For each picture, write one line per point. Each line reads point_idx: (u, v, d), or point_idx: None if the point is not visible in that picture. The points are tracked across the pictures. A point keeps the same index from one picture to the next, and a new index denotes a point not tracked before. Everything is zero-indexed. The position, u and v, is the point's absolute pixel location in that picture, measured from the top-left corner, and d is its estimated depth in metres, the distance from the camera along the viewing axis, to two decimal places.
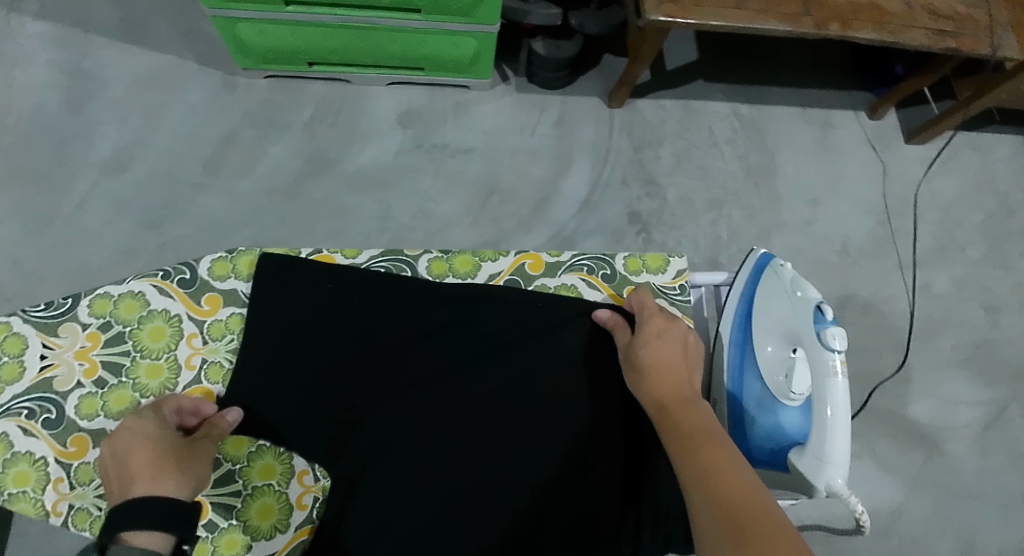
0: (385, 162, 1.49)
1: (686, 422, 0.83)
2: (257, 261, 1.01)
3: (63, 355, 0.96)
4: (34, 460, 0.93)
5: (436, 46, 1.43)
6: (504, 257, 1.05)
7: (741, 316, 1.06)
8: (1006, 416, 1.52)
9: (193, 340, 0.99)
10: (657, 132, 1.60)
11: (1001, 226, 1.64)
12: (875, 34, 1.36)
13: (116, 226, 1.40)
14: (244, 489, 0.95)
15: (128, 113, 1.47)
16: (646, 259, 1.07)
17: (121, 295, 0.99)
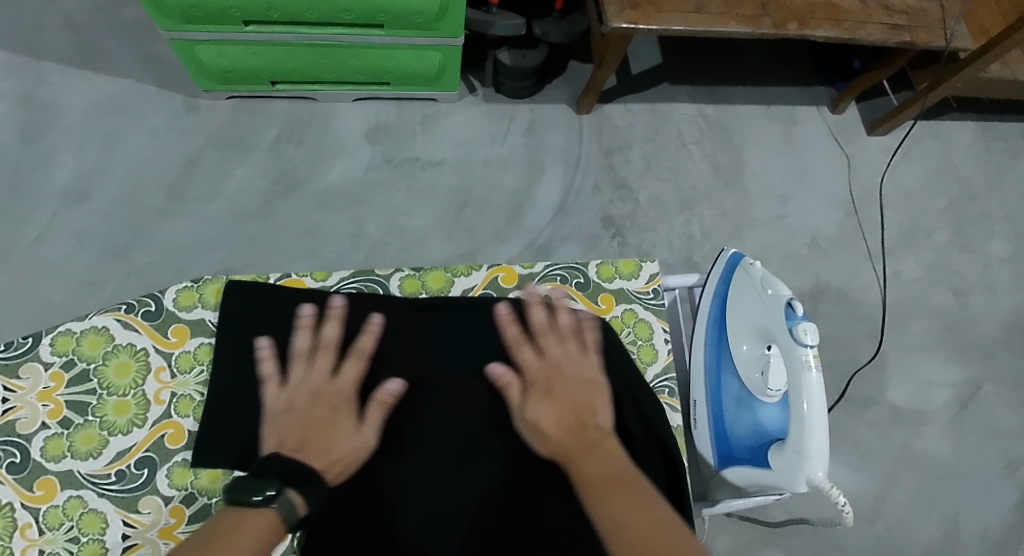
0: (355, 178, 1.49)
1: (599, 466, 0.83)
2: (223, 289, 1.01)
3: (25, 397, 0.95)
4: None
5: (401, 60, 1.43)
6: (477, 271, 1.06)
7: (716, 317, 1.08)
8: (980, 396, 1.55)
9: (161, 374, 0.98)
10: (625, 136, 1.61)
11: (965, 211, 1.68)
12: (832, 31, 1.38)
13: (81, 256, 1.39)
14: None
15: (86, 141, 1.46)
16: (619, 266, 1.08)
17: (83, 332, 0.97)
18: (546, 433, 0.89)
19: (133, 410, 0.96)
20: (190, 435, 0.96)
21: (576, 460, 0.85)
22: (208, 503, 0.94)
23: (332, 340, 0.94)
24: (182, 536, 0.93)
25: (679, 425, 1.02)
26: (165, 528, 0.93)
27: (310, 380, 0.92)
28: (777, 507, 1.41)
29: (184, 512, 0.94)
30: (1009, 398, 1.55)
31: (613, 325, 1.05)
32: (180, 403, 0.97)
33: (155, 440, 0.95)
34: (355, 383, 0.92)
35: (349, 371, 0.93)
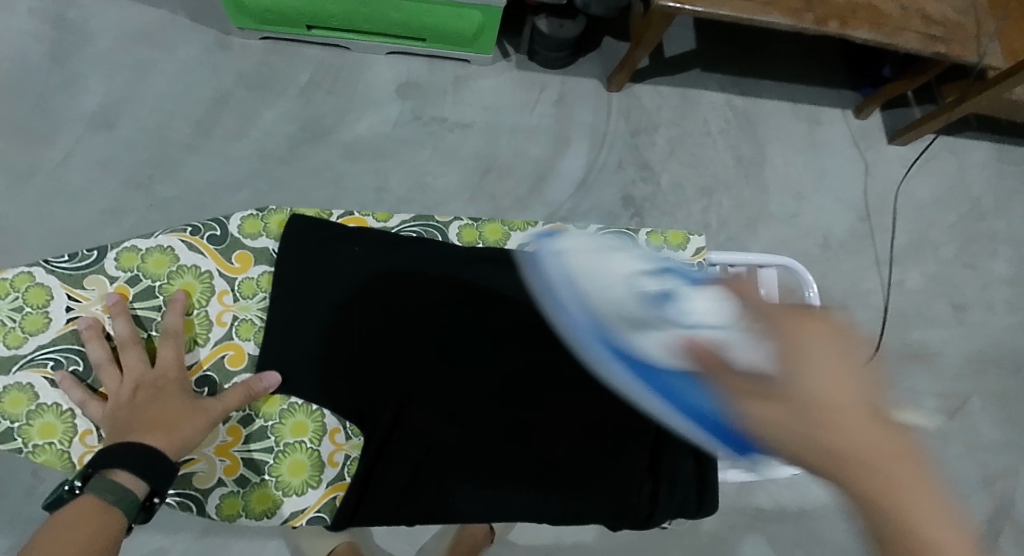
0: (382, 132, 1.48)
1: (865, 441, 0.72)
2: (288, 221, 1.03)
3: (90, 307, 0.97)
4: (60, 411, 0.94)
5: (441, 18, 1.42)
6: (534, 227, 1.08)
7: (598, 330, 0.93)
8: (968, 410, 1.58)
9: (224, 297, 1.01)
10: (653, 119, 1.62)
11: (972, 229, 1.69)
12: (871, 34, 1.37)
13: (103, 184, 1.37)
14: (276, 446, 0.97)
15: (116, 68, 1.43)
16: (667, 235, 1.09)
17: (149, 249, 1.00)
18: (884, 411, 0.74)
19: (196, 329, 0.99)
20: (251, 359, 1.00)
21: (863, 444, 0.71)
22: (265, 425, 0.98)
23: (173, 327, 0.96)
24: (238, 454, 0.97)
25: None
26: (221, 445, 0.96)
27: (134, 373, 0.92)
28: (764, 494, 1.43)
29: (240, 432, 0.97)
30: (996, 415, 1.58)
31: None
32: (241, 326, 1.00)
33: (216, 359, 0.99)
34: (173, 363, 0.94)
35: (166, 354, 0.94)
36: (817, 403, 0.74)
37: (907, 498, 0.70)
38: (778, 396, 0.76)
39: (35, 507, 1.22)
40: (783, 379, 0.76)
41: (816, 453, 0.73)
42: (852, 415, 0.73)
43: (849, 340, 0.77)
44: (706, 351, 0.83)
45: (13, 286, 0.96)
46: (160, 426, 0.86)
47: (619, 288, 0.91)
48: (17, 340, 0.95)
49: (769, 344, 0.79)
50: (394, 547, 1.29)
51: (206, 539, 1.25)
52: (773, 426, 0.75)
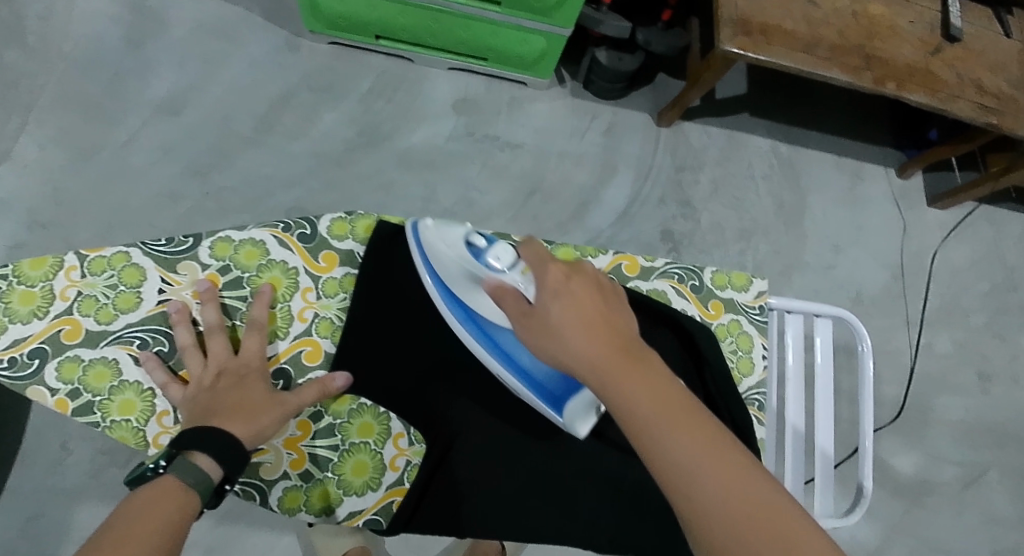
0: (435, 145, 1.51)
1: (648, 391, 0.70)
2: (376, 227, 0.99)
3: (181, 292, 0.93)
4: (140, 390, 0.90)
5: (507, 41, 1.45)
6: (603, 255, 1.03)
7: (448, 291, 0.93)
8: (984, 481, 1.57)
9: (308, 294, 0.96)
10: (699, 157, 1.64)
11: (1004, 299, 1.69)
12: (926, 98, 1.38)
13: (163, 168, 1.41)
14: (341, 444, 0.93)
15: (187, 57, 1.47)
16: (732, 276, 1.06)
17: (242, 241, 0.96)
18: (554, 353, 0.75)
19: (278, 323, 0.95)
20: (327, 356, 0.95)
21: (628, 388, 0.70)
22: (334, 423, 0.94)
23: (258, 320, 0.92)
24: (305, 448, 0.92)
25: (762, 439, 1.00)
26: (290, 439, 0.92)
27: (213, 360, 0.89)
28: None
29: (310, 427, 0.93)
30: (1013, 489, 1.58)
31: (718, 332, 1.03)
32: (320, 324, 0.96)
33: (293, 354, 0.94)
34: (257, 354, 0.90)
35: (250, 345, 0.90)
36: (560, 322, 0.74)
37: (652, 415, 0.69)
38: (533, 317, 0.77)
39: (64, 477, 1.24)
40: (540, 307, 0.76)
41: (577, 369, 0.73)
42: (597, 333, 0.73)
43: (604, 284, 0.78)
44: (511, 295, 0.80)
45: (110, 264, 0.92)
46: (241, 413, 0.84)
47: (451, 258, 0.89)
48: (108, 317, 0.91)
49: (542, 275, 0.78)
50: (396, 549, 1.29)
51: (223, 526, 1.25)
52: (535, 341, 0.77)
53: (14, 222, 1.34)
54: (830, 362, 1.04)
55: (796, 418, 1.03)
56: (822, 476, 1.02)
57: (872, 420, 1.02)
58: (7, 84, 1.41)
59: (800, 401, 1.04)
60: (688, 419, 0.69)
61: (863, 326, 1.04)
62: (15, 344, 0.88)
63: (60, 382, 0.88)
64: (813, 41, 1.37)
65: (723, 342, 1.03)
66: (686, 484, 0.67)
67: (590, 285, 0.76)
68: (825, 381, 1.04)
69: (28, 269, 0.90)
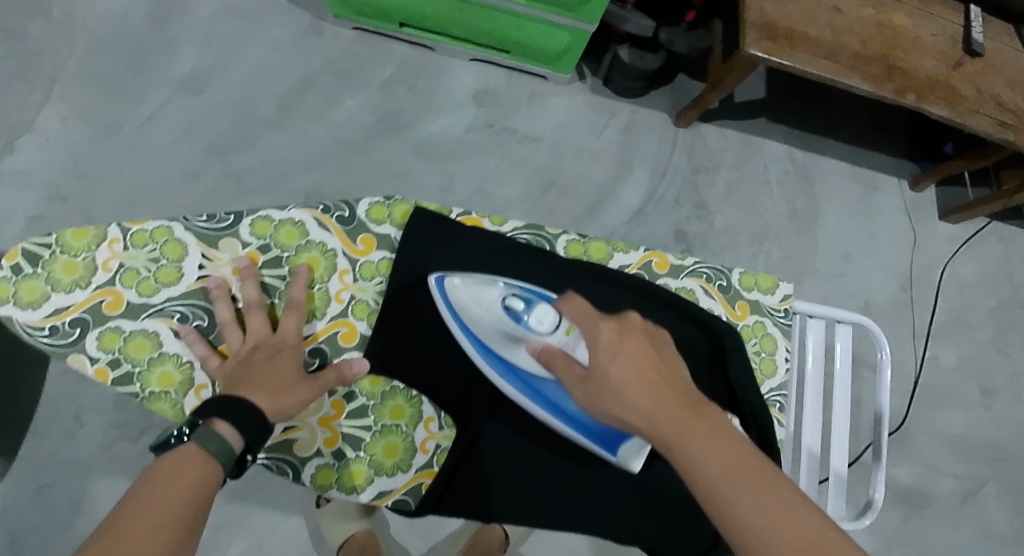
0: (455, 135, 1.52)
1: (705, 436, 0.74)
2: (413, 213, 0.99)
3: (221, 269, 0.94)
4: (180, 362, 0.91)
5: (531, 34, 1.45)
6: (635, 250, 1.04)
7: (483, 346, 0.92)
8: (982, 494, 1.58)
9: (345, 276, 0.97)
10: (715, 160, 1.64)
11: (1010, 316, 1.70)
12: (946, 111, 1.38)
13: (182, 146, 1.41)
14: (373, 425, 0.94)
15: (210, 35, 1.47)
16: (759, 278, 1.06)
17: (282, 221, 0.96)
18: (616, 412, 0.79)
19: (316, 303, 0.96)
20: (362, 338, 0.96)
21: (684, 437, 0.74)
22: (366, 403, 0.94)
23: (297, 300, 0.93)
24: (338, 428, 0.93)
25: (782, 440, 1.01)
26: (324, 417, 0.93)
27: (252, 336, 0.90)
28: None
29: (343, 407, 0.93)
30: (1010, 504, 1.59)
31: (743, 333, 1.04)
32: (357, 306, 0.97)
33: (330, 334, 0.95)
34: (294, 333, 0.91)
35: (288, 324, 0.91)
36: (620, 380, 0.78)
37: (714, 461, 0.72)
38: (590, 379, 0.81)
39: (74, 450, 1.25)
40: (596, 366, 0.80)
41: (636, 424, 0.77)
42: (653, 389, 0.77)
43: (654, 338, 0.83)
44: (563, 358, 0.85)
45: (152, 238, 0.93)
46: (267, 388, 0.84)
47: (488, 317, 0.91)
48: (149, 290, 0.92)
49: (593, 334, 0.82)
50: (411, 545, 1.29)
51: (232, 505, 1.26)
52: (594, 402, 0.81)
53: (31, 193, 1.34)
54: (850, 368, 1.05)
55: (812, 423, 1.05)
56: (837, 481, 1.03)
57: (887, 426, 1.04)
58: (30, 55, 1.41)
59: (819, 405, 1.05)
60: (747, 461, 0.72)
61: (885, 335, 1.05)
62: (56, 313, 0.89)
63: (101, 352, 0.89)
64: (836, 49, 1.37)
65: (747, 343, 1.03)
66: (754, 525, 0.69)
67: (639, 342, 0.81)
68: (844, 386, 1.05)
69: (71, 240, 0.91)
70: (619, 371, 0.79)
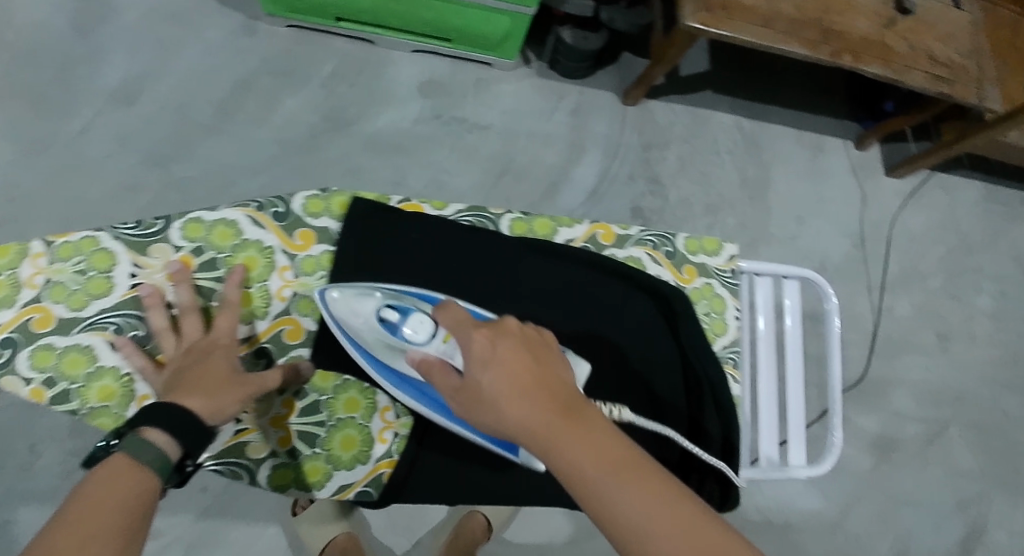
0: (402, 128, 1.51)
1: (589, 448, 0.70)
2: (350, 203, 0.99)
3: (153, 276, 0.94)
4: (119, 375, 0.91)
5: (471, 21, 1.44)
6: (580, 224, 1.05)
7: (373, 359, 0.92)
8: (946, 434, 1.63)
9: (285, 272, 0.97)
10: (665, 135, 1.66)
11: (960, 263, 1.75)
12: (881, 70, 1.42)
13: (119, 159, 1.38)
14: (328, 420, 0.96)
15: (139, 44, 1.45)
16: (703, 241, 1.09)
17: (214, 222, 0.97)
18: (495, 426, 0.74)
19: (255, 303, 0.96)
20: (309, 334, 0.97)
21: (568, 450, 0.70)
22: (319, 400, 0.96)
23: (230, 299, 0.92)
24: (293, 426, 0.95)
25: (738, 396, 1.05)
26: (276, 416, 0.94)
27: (186, 340, 0.90)
28: (752, 505, 1.51)
29: (295, 405, 0.95)
30: (973, 441, 1.64)
31: (692, 295, 1.06)
32: (300, 302, 0.97)
33: (274, 333, 0.96)
34: (228, 331, 0.90)
35: (221, 324, 0.91)
36: (495, 392, 0.73)
37: (597, 474, 0.70)
38: (465, 388, 0.76)
39: (37, 479, 1.23)
40: (471, 378, 0.75)
41: (516, 435, 0.73)
42: (533, 399, 0.72)
43: (534, 341, 0.77)
44: (436, 362, 0.80)
45: (79, 250, 0.93)
46: (199, 389, 0.83)
47: (369, 331, 0.90)
48: (79, 303, 0.92)
49: (467, 342, 0.77)
50: (390, 541, 1.29)
51: (205, 521, 1.25)
52: (470, 410, 0.76)
53: None
54: (800, 324, 1.09)
55: (768, 380, 1.08)
56: (796, 431, 1.07)
57: (839, 373, 1.08)
58: None
59: (771, 361, 1.09)
60: (632, 470, 0.70)
61: (828, 285, 1.10)
62: None
63: (33, 371, 0.89)
64: (771, 15, 1.39)
65: (697, 305, 1.06)
66: (642, 536, 0.68)
67: (511, 343, 0.75)
68: (795, 343, 1.09)
69: None
70: (492, 386, 0.74)
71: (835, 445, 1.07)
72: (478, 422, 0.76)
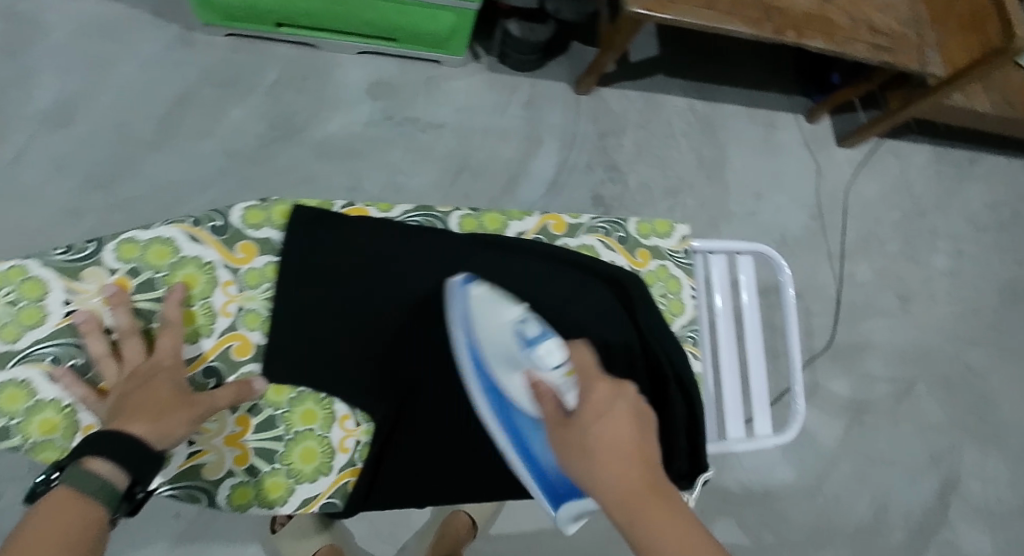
0: (354, 132, 1.50)
1: (669, 521, 0.73)
2: (291, 211, 0.98)
3: (88, 300, 0.91)
4: (61, 407, 0.88)
5: (415, 19, 1.43)
6: (530, 216, 1.06)
7: (477, 363, 0.94)
8: (914, 393, 1.67)
9: (228, 287, 0.96)
10: (620, 121, 1.67)
11: (915, 225, 1.78)
12: (824, 44, 1.43)
13: (60, 183, 1.36)
14: (286, 434, 0.94)
15: (72, 63, 1.42)
16: (655, 224, 1.10)
17: (149, 241, 0.94)
18: (580, 473, 0.77)
19: (199, 321, 0.94)
20: (258, 348, 0.95)
21: (647, 514, 0.73)
22: (274, 414, 0.94)
23: (171, 320, 0.90)
24: (249, 443, 0.93)
25: (699, 373, 1.06)
26: (231, 435, 0.93)
27: (129, 365, 0.87)
28: (732, 478, 1.53)
29: (250, 421, 0.93)
30: (941, 397, 1.68)
31: (647, 279, 1.07)
32: (246, 316, 0.96)
33: (221, 350, 0.94)
34: (172, 353, 0.88)
35: (163, 345, 0.88)
36: (596, 442, 0.77)
37: (669, 550, 0.72)
38: (566, 428, 0.80)
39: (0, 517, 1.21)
40: (576, 421, 0.80)
41: (602, 491, 0.75)
42: (631, 461, 0.76)
43: (644, 415, 0.80)
44: (555, 395, 0.85)
45: (7, 280, 0.89)
46: (145, 415, 0.81)
47: (497, 337, 0.93)
48: (12, 336, 0.88)
49: (588, 390, 0.82)
50: (376, 549, 1.29)
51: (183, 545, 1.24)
52: (563, 451, 0.80)
53: None
54: (757, 298, 1.10)
55: (729, 355, 1.09)
56: (760, 403, 1.09)
57: (798, 343, 1.11)
58: None
59: (731, 337, 1.10)
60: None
61: (782, 259, 1.12)
62: None
63: None
64: None
65: (653, 287, 1.07)
66: None
67: (625, 407, 0.79)
68: (753, 319, 1.10)
69: None
70: (596, 432, 0.78)
71: (800, 414, 1.09)
72: (565, 463, 0.79)
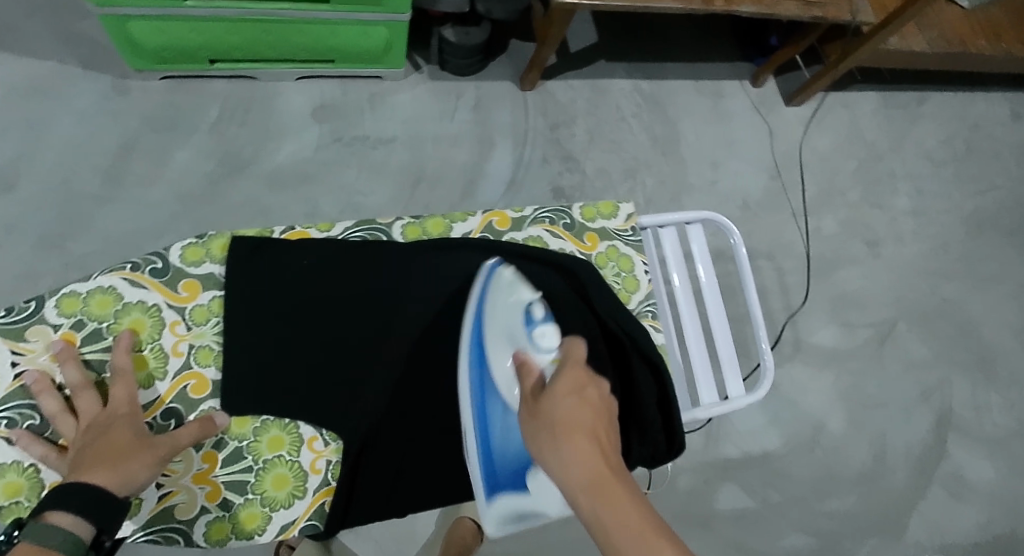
0: (304, 158, 1.50)
1: (623, 498, 0.74)
2: (230, 244, 0.98)
3: (36, 360, 0.91)
4: (23, 468, 0.88)
5: (349, 37, 1.43)
6: (472, 216, 1.06)
7: (478, 334, 0.95)
8: (895, 333, 1.69)
9: (177, 327, 0.95)
10: (568, 111, 1.67)
11: (872, 171, 1.81)
12: (754, 7, 1.45)
13: (12, 249, 1.35)
14: (255, 464, 0.94)
15: (7, 127, 1.40)
16: (599, 207, 1.11)
17: (90, 292, 0.94)
18: (540, 449, 0.79)
19: (152, 364, 0.94)
20: (215, 384, 0.95)
21: (601, 487, 0.74)
22: (240, 446, 0.94)
23: (122, 369, 0.90)
24: (218, 479, 0.93)
25: (662, 344, 1.06)
26: (199, 473, 0.92)
27: (85, 416, 0.86)
28: (728, 444, 1.53)
29: (216, 457, 0.93)
30: (922, 334, 1.70)
31: (599, 261, 1.08)
32: (199, 353, 0.95)
33: (178, 391, 0.94)
34: (127, 401, 0.88)
35: (118, 394, 0.88)
36: (559, 420, 0.79)
37: (620, 523, 0.72)
38: (534, 410, 0.82)
39: None
40: (545, 402, 0.82)
41: (562, 466, 0.76)
42: (593, 439, 0.78)
43: (609, 407, 0.83)
44: (531, 375, 0.87)
45: None
46: (106, 463, 0.80)
47: (505, 312, 0.95)
48: None
49: (562, 375, 0.84)
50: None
51: None
52: (528, 431, 0.81)
53: None
54: (712, 268, 1.12)
55: (693, 324, 1.11)
56: (731, 365, 1.10)
57: (757, 302, 1.12)
58: None
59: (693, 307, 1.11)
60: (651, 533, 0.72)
61: (731, 224, 1.14)
62: None
63: None
64: None
65: (605, 268, 1.08)
66: None
67: (593, 394, 0.82)
68: (711, 289, 1.12)
69: None
70: (563, 412, 0.80)
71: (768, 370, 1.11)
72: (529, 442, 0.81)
